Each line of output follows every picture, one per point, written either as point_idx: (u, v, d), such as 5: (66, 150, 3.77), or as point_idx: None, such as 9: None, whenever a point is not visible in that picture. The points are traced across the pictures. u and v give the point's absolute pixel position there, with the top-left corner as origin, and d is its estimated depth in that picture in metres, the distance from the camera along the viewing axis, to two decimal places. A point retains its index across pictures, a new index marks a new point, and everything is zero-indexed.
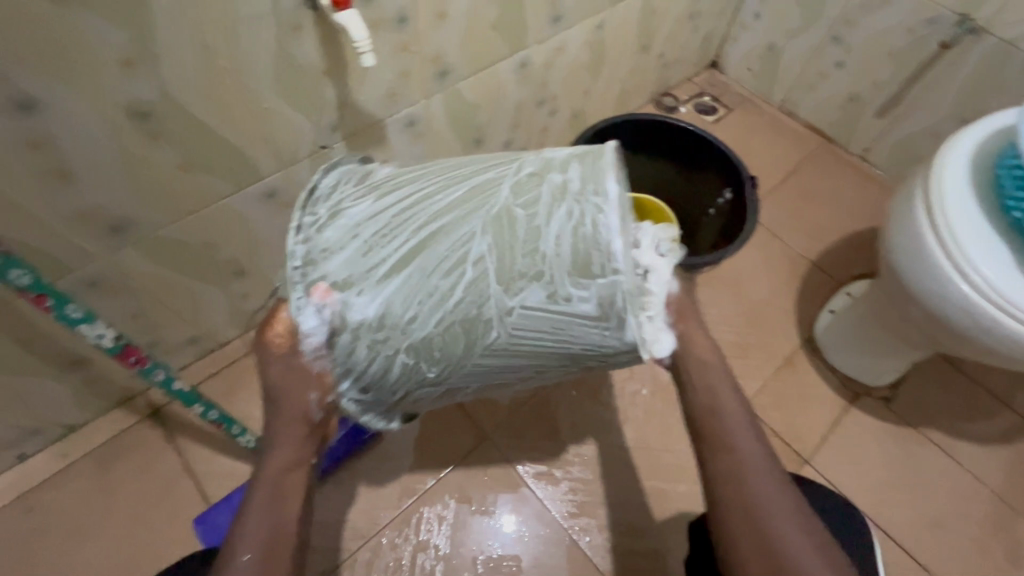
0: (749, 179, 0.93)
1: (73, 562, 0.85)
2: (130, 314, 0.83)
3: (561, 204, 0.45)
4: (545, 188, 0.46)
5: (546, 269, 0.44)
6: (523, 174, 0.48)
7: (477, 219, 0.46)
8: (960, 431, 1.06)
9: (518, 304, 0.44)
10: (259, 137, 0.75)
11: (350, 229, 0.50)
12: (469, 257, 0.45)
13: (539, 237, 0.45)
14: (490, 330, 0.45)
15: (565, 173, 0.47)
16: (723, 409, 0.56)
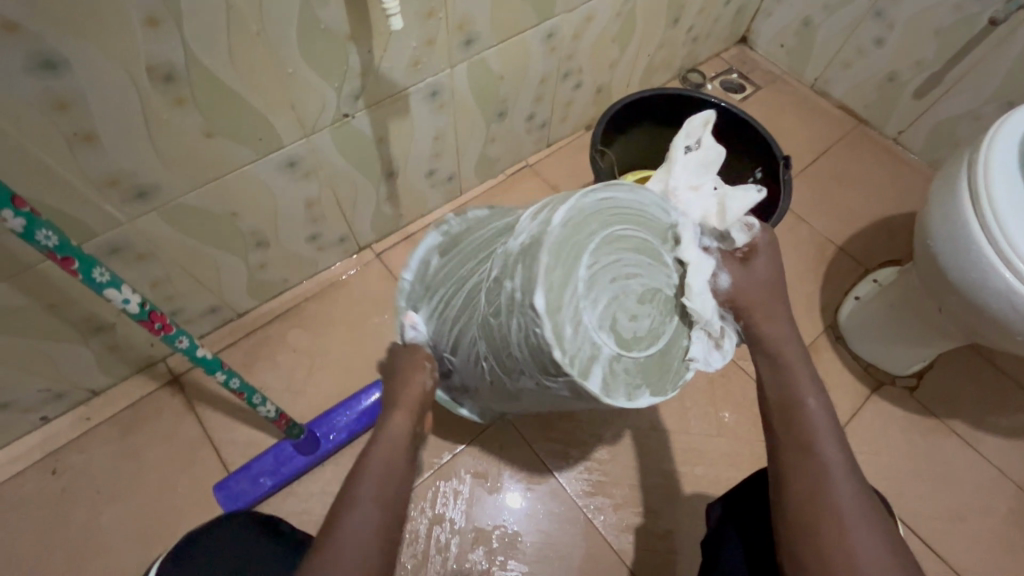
0: (783, 159, 0.89)
1: (97, 523, 0.87)
2: (152, 281, 0.83)
3: (513, 314, 0.47)
4: (502, 296, 0.48)
5: (526, 365, 0.49)
6: (493, 276, 0.50)
7: (472, 321, 0.52)
8: (986, 423, 1.04)
9: (524, 382, 0.52)
10: (282, 102, 0.73)
11: (419, 311, 0.61)
12: (480, 350, 0.53)
13: (508, 340, 0.49)
14: (523, 387, 0.54)
15: (512, 279, 0.47)
16: (801, 398, 0.57)
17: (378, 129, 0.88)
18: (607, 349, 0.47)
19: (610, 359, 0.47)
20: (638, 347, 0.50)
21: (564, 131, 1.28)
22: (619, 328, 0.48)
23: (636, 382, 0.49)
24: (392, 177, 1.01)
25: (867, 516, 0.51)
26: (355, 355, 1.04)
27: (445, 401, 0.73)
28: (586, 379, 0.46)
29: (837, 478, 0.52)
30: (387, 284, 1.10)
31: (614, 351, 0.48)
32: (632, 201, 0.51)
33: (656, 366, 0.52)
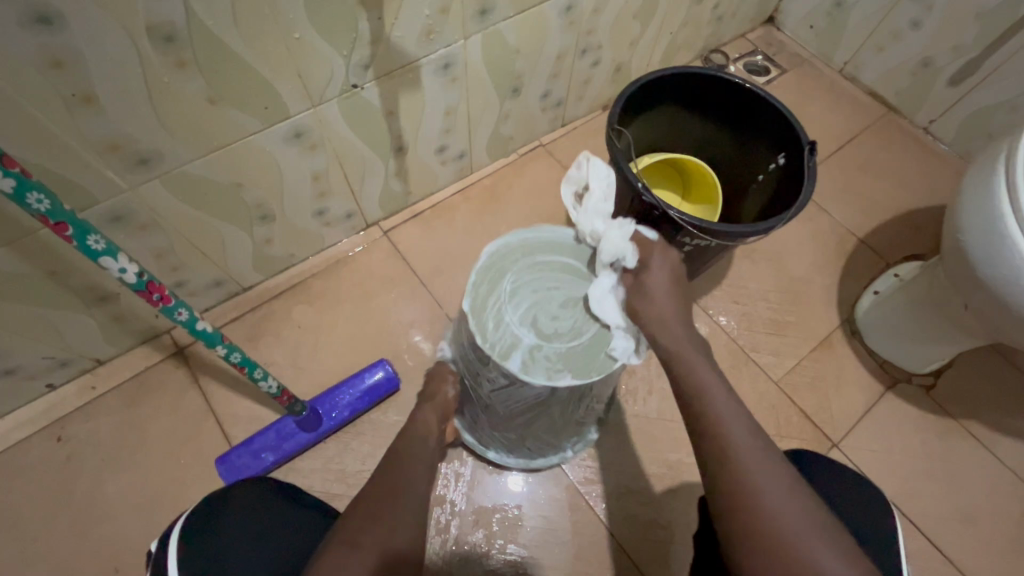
0: (808, 144, 0.83)
1: (102, 491, 0.87)
2: (156, 252, 0.82)
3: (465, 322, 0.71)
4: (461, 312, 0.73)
5: (481, 361, 0.70)
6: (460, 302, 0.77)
7: (457, 341, 0.77)
8: (1003, 425, 1.01)
9: (490, 380, 0.72)
10: (289, 69, 0.70)
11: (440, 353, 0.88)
12: (464, 362, 0.76)
13: (467, 343, 0.72)
14: (497, 390, 0.73)
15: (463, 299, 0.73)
16: (703, 383, 0.59)
17: (388, 102, 0.86)
18: (526, 339, 0.67)
19: (529, 346, 0.66)
20: (557, 339, 0.67)
21: (579, 111, 1.24)
22: (539, 325, 0.68)
23: (554, 364, 0.66)
24: (401, 153, 0.98)
25: (771, 468, 0.51)
26: (359, 334, 1.02)
27: (475, 442, 0.93)
28: (505, 359, 0.65)
29: (738, 436, 0.54)
30: (394, 263, 1.09)
31: (533, 341, 0.66)
32: (554, 236, 0.74)
33: (582, 357, 0.67)
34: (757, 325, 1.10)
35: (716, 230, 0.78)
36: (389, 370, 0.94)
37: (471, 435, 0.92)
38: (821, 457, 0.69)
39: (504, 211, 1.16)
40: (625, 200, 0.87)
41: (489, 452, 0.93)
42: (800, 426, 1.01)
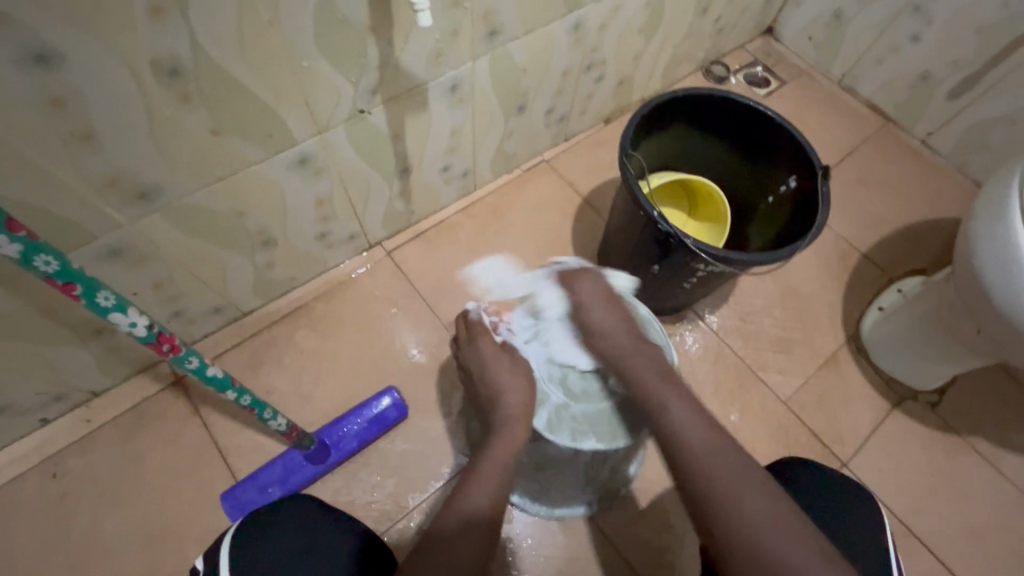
0: (821, 168, 0.83)
1: (100, 530, 0.84)
2: (155, 283, 0.79)
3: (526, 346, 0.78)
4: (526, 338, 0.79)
5: None
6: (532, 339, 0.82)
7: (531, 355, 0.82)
8: (1007, 441, 1.02)
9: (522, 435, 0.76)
10: (295, 96, 0.68)
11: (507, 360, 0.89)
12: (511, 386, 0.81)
13: None
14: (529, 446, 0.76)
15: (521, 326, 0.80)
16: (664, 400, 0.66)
17: (394, 125, 0.83)
18: (555, 397, 0.72)
19: (557, 404, 0.72)
20: (584, 399, 0.72)
21: (582, 125, 1.23)
22: (568, 383, 0.73)
23: (580, 424, 0.70)
24: (406, 174, 0.96)
25: (741, 472, 0.56)
26: (364, 358, 1.00)
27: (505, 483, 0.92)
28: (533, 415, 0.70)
29: (706, 446, 0.59)
30: (398, 284, 1.06)
31: (560, 400, 0.72)
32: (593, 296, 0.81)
33: (608, 418, 0.71)
34: (764, 343, 1.10)
35: (731, 258, 0.77)
36: (396, 397, 0.92)
37: None
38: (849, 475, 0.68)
39: (508, 229, 1.14)
40: (637, 224, 0.86)
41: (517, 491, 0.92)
42: (809, 445, 1.01)
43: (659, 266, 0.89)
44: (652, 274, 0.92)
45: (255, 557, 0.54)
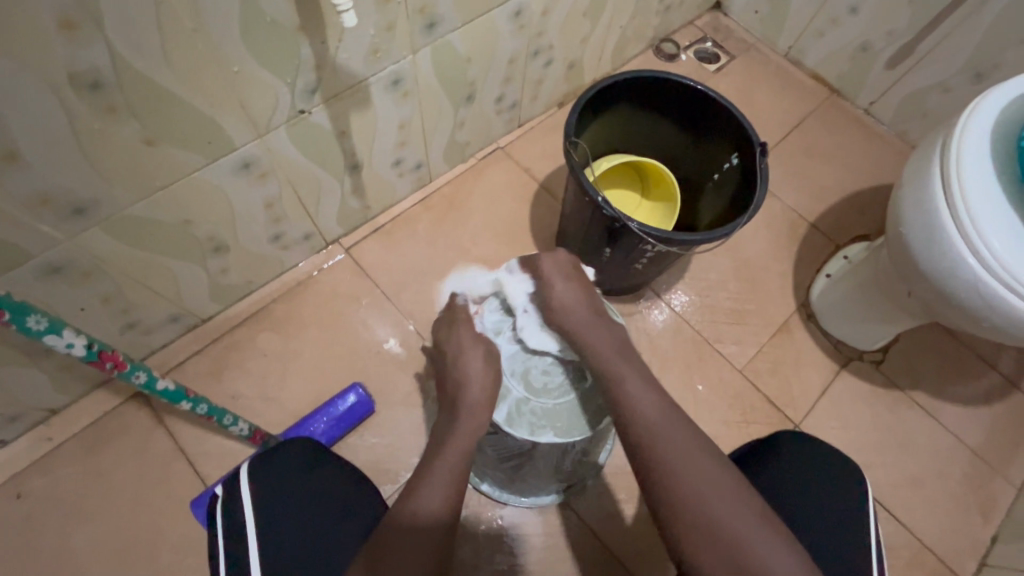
0: (759, 145, 0.86)
1: (71, 545, 0.84)
2: (104, 297, 0.78)
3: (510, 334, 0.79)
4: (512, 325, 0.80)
5: None
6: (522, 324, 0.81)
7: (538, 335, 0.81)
8: (944, 393, 1.09)
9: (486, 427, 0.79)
10: (230, 102, 0.67)
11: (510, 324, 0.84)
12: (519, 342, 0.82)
13: None
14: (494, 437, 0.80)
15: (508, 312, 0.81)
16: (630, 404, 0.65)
17: (338, 122, 0.83)
18: (516, 391, 0.74)
19: (517, 399, 0.74)
20: (544, 395, 0.74)
21: (535, 110, 1.23)
22: (530, 378, 0.75)
23: (537, 419, 0.73)
24: (357, 170, 0.96)
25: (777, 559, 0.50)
26: (328, 357, 1.01)
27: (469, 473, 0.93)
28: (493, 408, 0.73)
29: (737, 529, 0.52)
30: (358, 281, 1.07)
31: (521, 394, 0.74)
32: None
33: (566, 413, 0.73)
34: (719, 316, 1.14)
35: (676, 239, 0.80)
36: (361, 393, 0.94)
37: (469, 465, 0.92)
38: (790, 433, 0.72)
39: (466, 219, 1.14)
40: (586, 209, 0.87)
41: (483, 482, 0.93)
42: (763, 410, 1.06)
43: (611, 249, 0.91)
44: (605, 258, 0.95)
45: (270, 491, 0.63)
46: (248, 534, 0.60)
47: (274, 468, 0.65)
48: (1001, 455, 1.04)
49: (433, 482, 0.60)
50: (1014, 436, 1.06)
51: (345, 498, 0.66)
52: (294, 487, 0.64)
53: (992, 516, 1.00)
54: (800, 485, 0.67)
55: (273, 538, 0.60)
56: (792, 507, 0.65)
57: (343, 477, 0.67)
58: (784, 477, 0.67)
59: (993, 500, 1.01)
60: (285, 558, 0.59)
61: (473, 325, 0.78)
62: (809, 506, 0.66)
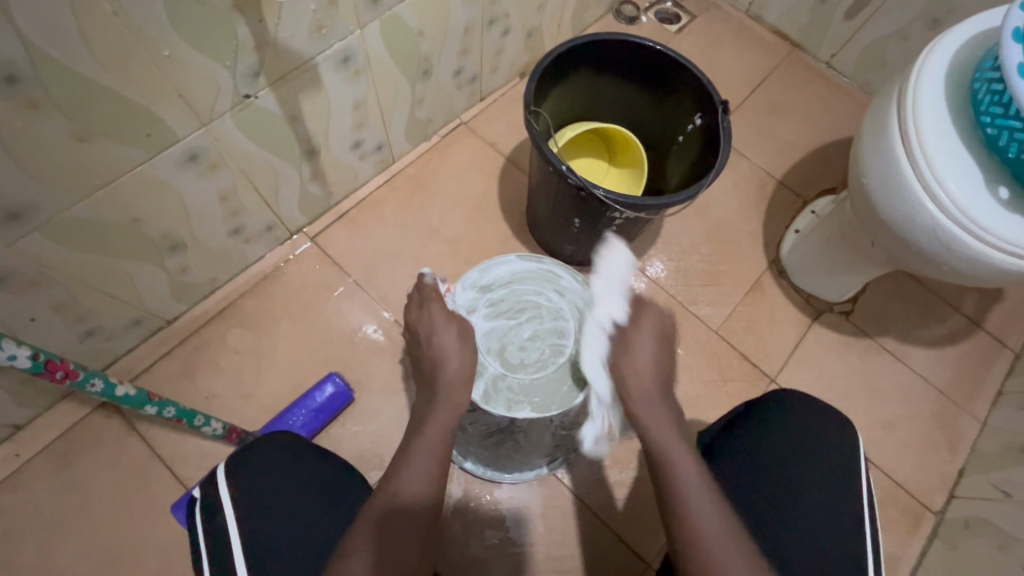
0: (720, 103, 0.85)
1: (51, 560, 0.82)
2: (56, 305, 0.75)
3: (487, 311, 0.78)
4: (489, 301, 0.78)
5: None
6: (499, 299, 0.79)
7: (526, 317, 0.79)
8: (912, 337, 1.12)
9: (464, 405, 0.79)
10: (166, 90, 0.63)
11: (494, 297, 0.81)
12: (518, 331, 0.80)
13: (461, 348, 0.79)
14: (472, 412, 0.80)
15: (485, 287, 0.79)
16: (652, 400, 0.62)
17: (288, 106, 0.79)
18: (492, 368, 0.74)
19: (495, 376, 0.74)
20: (521, 370, 0.74)
21: (496, 82, 1.20)
22: (506, 355, 0.75)
23: (514, 395, 0.73)
24: (314, 156, 0.92)
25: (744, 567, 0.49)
26: (302, 349, 0.99)
27: (454, 453, 0.93)
28: (470, 386, 0.72)
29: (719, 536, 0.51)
30: (327, 270, 1.04)
31: (498, 371, 0.74)
32: (536, 269, 0.82)
33: (542, 388, 0.74)
34: (693, 279, 1.14)
35: (643, 204, 0.79)
36: (338, 382, 0.93)
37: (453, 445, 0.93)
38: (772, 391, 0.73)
39: (433, 200, 1.12)
40: (551, 179, 0.86)
41: (469, 461, 0.93)
42: (740, 367, 1.08)
43: (580, 219, 0.91)
44: (575, 229, 0.94)
45: (248, 484, 0.62)
46: (233, 532, 0.59)
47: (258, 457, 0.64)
48: (967, 393, 1.08)
49: (411, 462, 0.59)
50: (978, 373, 1.10)
51: (329, 484, 0.64)
52: (276, 478, 0.63)
53: (960, 451, 1.05)
54: (790, 446, 0.67)
55: (261, 534, 0.59)
56: (787, 470, 0.66)
57: (326, 463, 0.66)
58: (771, 439, 0.68)
59: (960, 435, 1.06)
60: (276, 552, 0.59)
61: (445, 303, 0.74)
62: (800, 467, 0.66)
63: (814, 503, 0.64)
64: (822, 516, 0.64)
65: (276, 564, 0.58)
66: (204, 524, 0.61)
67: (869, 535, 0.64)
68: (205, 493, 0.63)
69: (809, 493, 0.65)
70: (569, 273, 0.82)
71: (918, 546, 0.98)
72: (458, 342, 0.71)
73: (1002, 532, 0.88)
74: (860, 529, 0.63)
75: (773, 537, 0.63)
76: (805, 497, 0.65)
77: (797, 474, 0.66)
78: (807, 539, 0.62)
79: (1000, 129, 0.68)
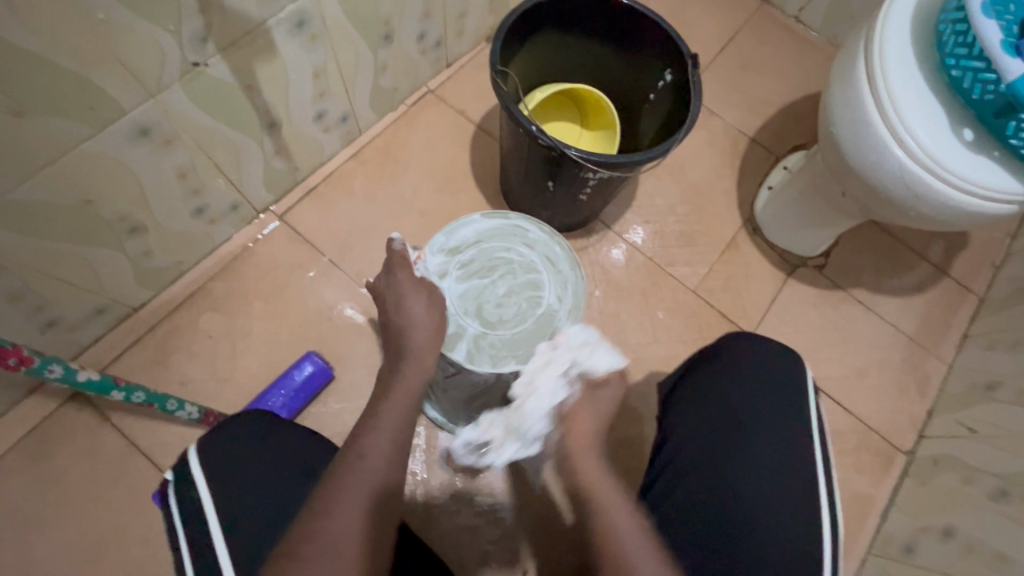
0: (689, 57, 0.83)
1: (32, 557, 0.81)
2: (10, 295, 0.72)
3: (458, 273, 0.76)
4: (459, 263, 0.77)
5: None
6: (469, 259, 0.77)
7: (499, 274, 0.77)
8: (882, 287, 1.15)
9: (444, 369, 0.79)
10: (105, 58, 0.59)
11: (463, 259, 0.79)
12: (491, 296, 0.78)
13: None
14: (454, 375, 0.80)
15: (453, 250, 0.78)
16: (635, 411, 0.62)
17: (241, 74, 0.75)
18: (471, 329, 0.73)
19: (475, 337, 0.73)
20: (500, 327, 0.74)
21: (462, 47, 1.16)
22: (484, 314, 0.75)
23: (498, 351, 0.73)
24: (275, 128, 0.89)
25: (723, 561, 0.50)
26: (278, 330, 0.97)
27: (441, 421, 0.94)
28: (451, 349, 0.72)
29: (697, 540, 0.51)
30: (299, 248, 1.01)
31: (477, 331, 0.73)
32: (503, 225, 0.80)
33: (523, 341, 0.74)
34: (670, 240, 1.15)
35: (616, 162, 0.78)
36: (318, 361, 0.92)
37: (439, 412, 0.93)
38: (721, 337, 0.75)
39: (404, 171, 1.09)
40: (522, 142, 0.84)
41: (457, 428, 0.94)
42: (719, 324, 1.10)
43: (553, 182, 0.89)
44: (549, 193, 0.93)
45: (220, 464, 0.61)
46: (209, 521, 0.58)
47: (230, 436, 0.63)
48: (935, 337, 1.12)
49: (389, 429, 0.58)
50: (945, 318, 1.13)
51: (304, 464, 0.64)
52: (247, 463, 0.62)
53: (929, 393, 1.08)
54: (744, 384, 0.70)
55: (234, 521, 0.59)
56: (743, 408, 0.68)
57: (302, 443, 0.65)
58: (726, 381, 0.70)
59: (928, 378, 1.09)
60: (253, 539, 0.58)
61: (415, 269, 0.72)
62: (754, 402, 0.68)
63: (769, 446, 0.66)
64: (779, 447, 0.66)
65: (249, 545, 0.57)
66: (178, 512, 0.59)
67: (822, 468, 0.66)
68: (177, 479, 0.61)
69: (764, 437, 0.66)
70: (536, 225, 0.81)
71: (891, 484, 1.03)
72: (434, 308, 0.70)
73: (969, 466, 0.92)
74: (812, 455, 0.66)
75: (731, 484, 0.64)
76: (761, 431, 0.67)
77: (750, 410, 0.68)
78: (762, 483, 0.64)
79: (964, 71, 0.68)
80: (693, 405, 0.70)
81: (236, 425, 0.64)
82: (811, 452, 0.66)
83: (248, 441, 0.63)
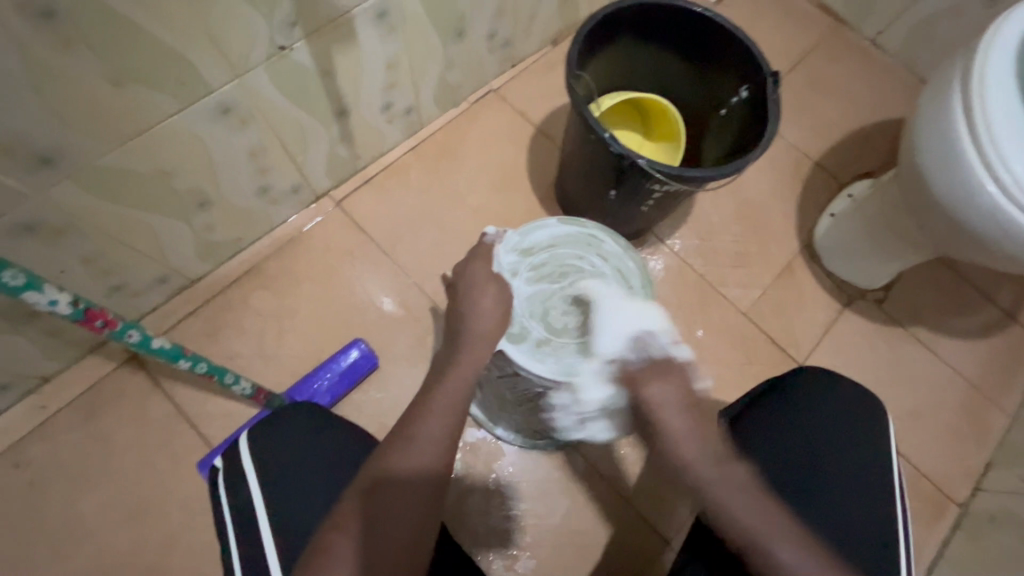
0: (770, 74, 0.81)
1: (77, 512, 0.83)
2: (84, 257, 0.75)
3: (528, 275, 0.76)
4: (532, 265, 0.77)
5: None
6: (542, 262, 0.77)
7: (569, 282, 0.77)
8: (944, 327, 1.09)
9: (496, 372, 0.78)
10: (201, 37, 0.61)
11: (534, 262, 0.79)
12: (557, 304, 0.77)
13: None
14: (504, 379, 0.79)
15: (527, 251, 0.77)
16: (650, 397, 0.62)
17: (321, 60, 0.76)
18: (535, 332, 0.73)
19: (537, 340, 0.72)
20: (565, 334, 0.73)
21: (529, 47, 1.16)
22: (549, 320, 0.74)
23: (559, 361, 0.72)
24: (344, 116, 0.90)
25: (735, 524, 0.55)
26: (325, 314, 0.98)
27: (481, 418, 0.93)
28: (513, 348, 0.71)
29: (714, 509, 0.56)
30: (354, 235, 1.02)
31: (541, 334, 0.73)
32: (578, 233, 0.80)
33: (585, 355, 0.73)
34: (724, 258, 1.12)
35: (687, 175, 0.76)
36: (364, 348, 0.93)
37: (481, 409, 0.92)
38: (795, 367, 0.71)
39: (460, 167, 1.09)
40: (590, 148, 0.83)
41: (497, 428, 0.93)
42: (767, 350, 1.06)
43: (616, 190, 0.88)
44: (609, 200, 0.91)
45: (273, 449, 0.62)
46: (255, 497, 0.59)
47: (287, 423, 0.64)
48: (997, 385, 1.06)
49: (437, 425, 0.57)
50: (1009, 365, 1.08)
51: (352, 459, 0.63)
52: (301, 448, 0.62)
53: (986, 443, 1.03)
54: (822, 422, 0.66)
55: (279, 500, 0.59)
56: (819, 447, 0.64)
57: (353, 441, 0.65)
58: (802, 416, 0.66)
59: (987, 427, 1.04)
60: (294, 519, 0.58)
61: (490, 263, 0.72)
62: (832, 443, 0.64)
63: (845, 491, 0.62)
64: (856, 492, 0.62)
65: (288, 528, 0.58)
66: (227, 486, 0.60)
67: (902, 519, 0.62)
68: (229, 461, 0.62)
69: (841, 481, 0.62)
70: (612, 238, 0.80)
71: (938, 535, 0.98)
72: (494, 307, 0.69)
73: None
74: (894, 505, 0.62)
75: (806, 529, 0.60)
76: (838, 473, 0.63)
77: (828, 451, 0.64)
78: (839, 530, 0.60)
79: None
80: (767, 438, 0.65)
81: (291, 413, 0.64)
82: (892, 501, 0.62)
83: (299, 427, 0.64)
